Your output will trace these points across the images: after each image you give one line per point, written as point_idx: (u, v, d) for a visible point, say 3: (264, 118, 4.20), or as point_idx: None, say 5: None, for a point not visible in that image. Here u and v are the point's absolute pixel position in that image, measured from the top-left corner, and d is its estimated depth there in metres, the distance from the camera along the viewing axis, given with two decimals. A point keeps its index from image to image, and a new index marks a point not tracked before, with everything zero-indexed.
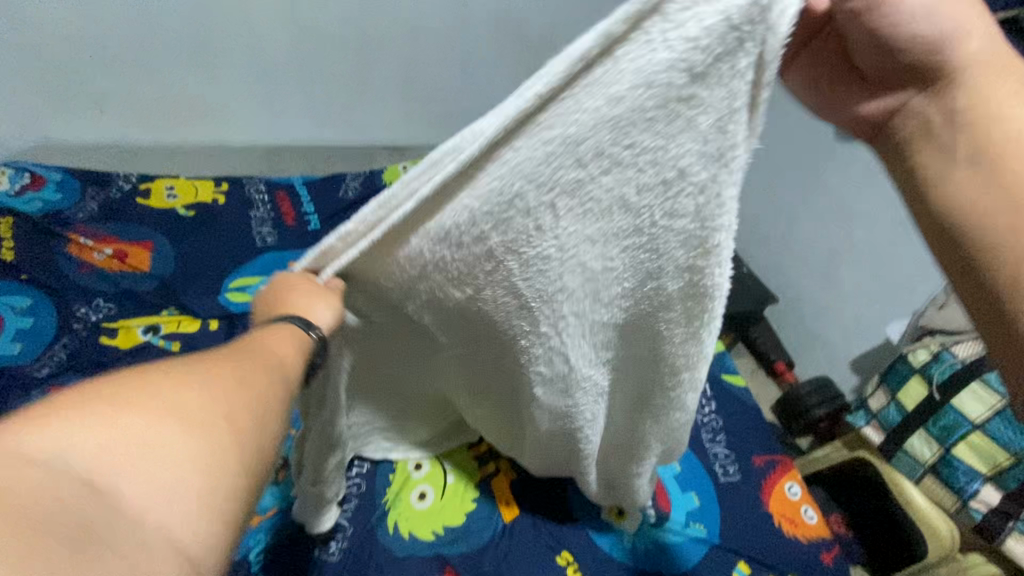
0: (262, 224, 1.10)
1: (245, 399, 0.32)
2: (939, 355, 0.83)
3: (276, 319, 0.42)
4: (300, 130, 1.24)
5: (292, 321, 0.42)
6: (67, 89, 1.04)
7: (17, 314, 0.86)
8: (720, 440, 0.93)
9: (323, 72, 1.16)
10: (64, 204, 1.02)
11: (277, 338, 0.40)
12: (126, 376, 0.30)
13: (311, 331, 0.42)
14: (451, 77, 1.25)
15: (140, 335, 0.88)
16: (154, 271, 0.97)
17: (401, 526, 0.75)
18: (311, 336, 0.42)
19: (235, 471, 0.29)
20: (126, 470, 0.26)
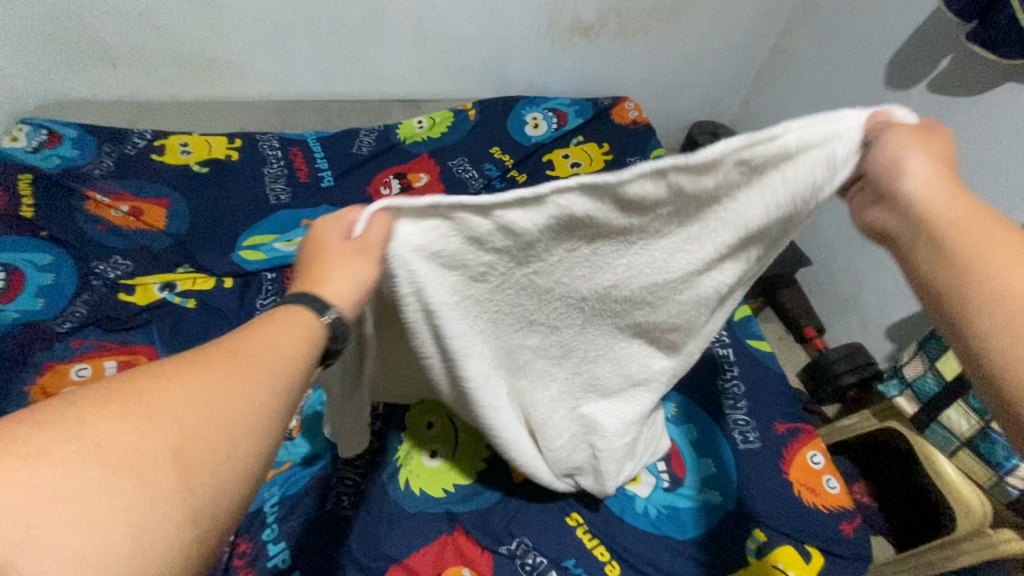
0: (276, 180, 1.08)
1: (194, 429, 0.30)
2: None
3: (287, 305, 0.38)
4: (312, 81, 1.20)
5: (301, 306, 0.38)
6: (76, 42, 1.02)
7: (38, 270, 0.88)
8: (741, 407, 0.89)
9: (332, 20, 1.09)
10: (81, 161, 1.02)
11: (277, 334, 0.36)
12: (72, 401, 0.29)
13: (328, 312, 0.38)
14: (467, 24, 1.17)
15: (158, 292, 0.90)
16: (170, 229, 0.97)
17: (412, 483, 0.75)
18: (324, 318, 0.38)
19: (183, 514, 0.28)
20: (47, 521, 0.25)
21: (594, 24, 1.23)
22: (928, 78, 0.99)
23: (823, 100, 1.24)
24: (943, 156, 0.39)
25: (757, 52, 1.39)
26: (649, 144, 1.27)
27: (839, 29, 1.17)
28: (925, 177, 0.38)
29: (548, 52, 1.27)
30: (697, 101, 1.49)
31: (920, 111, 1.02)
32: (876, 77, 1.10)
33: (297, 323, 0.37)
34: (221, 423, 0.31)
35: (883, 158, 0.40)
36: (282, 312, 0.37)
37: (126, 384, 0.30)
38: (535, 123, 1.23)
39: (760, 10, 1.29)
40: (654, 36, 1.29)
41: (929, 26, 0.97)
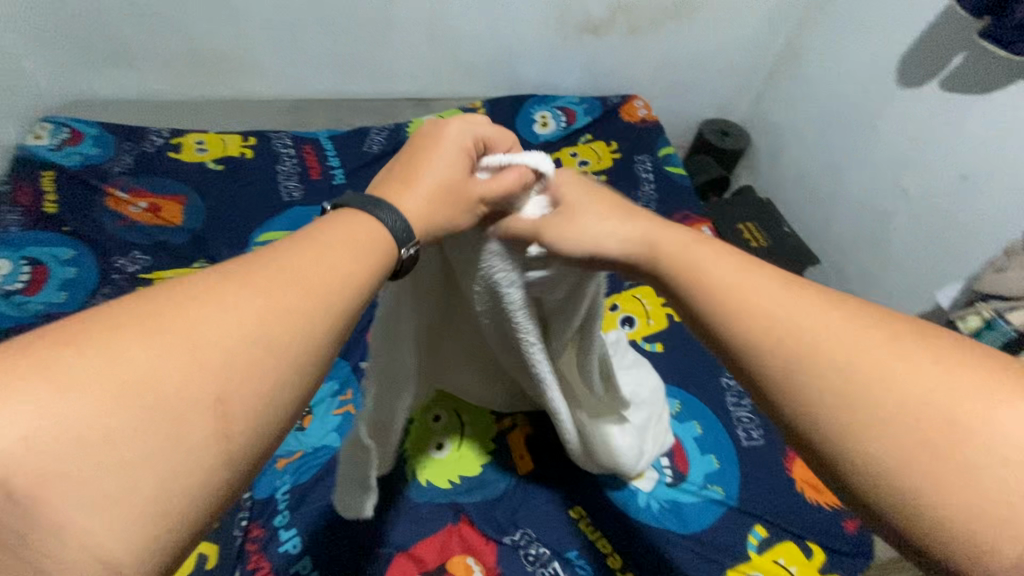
0: (289, 178, 1.10)
1: (225, 373, 0.30)
2: (991, 322, 0.81)
3: (366, 212, 0.42)
4: (324, 81, 1.22)
5: (380, 222, 0.42)
6: (98, 44, 1.05)
7: (61, 263, 0.91)
8: (745, 405, 0.90)
9: (344, 20, 1.11)
10: (102, 159, 1.05)
11: (349, 245, 0.39)
12: (96, 335, 0.28)
13: (407, 244, 0.42)
14: (477, 23, 1.18)
15: (175, 286, 0.92)
16: (186, 224, 1.00)
17: (419, 475, 0.76)
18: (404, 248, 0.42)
19: (217, 460, 0.29)
20: (81, 467, 0.26)
21: (603, 22, 1.24)
22: (940, 75, 0.99)
23: (833, 98, 1.23)
24: (606, 209, 0.50)
25: (768, 50, 1.39)
26: (657, 142, 1.27)
27: (849, 27, 1.17)
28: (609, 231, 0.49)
29: (557, 51, 1.28)
30: (706, 99, 1.49)
31: (931, 109, 1.01)
32: (887, 75, 1.09)
33: (364, 237, 0.40)
34: (255, 365, 0.31)
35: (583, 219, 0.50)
36: (354, 217, 0.41)
37: (161, 318, 0.30)
38: (543, 122, 1.24)
39: (770, 8, 1.29)
40: (663, 34, 1.30)
41: (940, 23, 0.97)
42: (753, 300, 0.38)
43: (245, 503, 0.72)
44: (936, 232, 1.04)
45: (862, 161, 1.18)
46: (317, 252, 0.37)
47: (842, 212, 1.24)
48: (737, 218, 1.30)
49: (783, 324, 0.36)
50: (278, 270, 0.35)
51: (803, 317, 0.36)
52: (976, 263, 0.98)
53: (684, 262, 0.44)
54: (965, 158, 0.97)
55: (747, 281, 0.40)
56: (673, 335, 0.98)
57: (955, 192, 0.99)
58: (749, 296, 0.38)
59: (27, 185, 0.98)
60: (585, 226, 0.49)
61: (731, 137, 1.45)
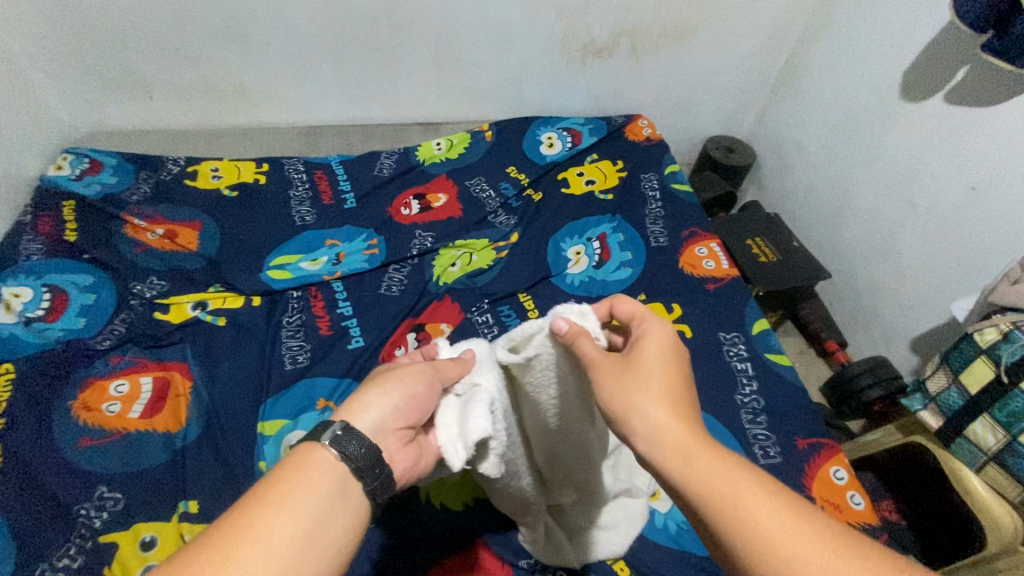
0: (301, 203, 1.12)
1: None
2: (1009, 334, 0.73)
3: (320, 446, 0.46)
4: (335, 107, 1.25)
5: (333, 454, 0.45)
6: (119, 75, 1.09)
7: (80, 291, 0.92)
8: (761, 421, 0.89)
9: (353, 48, 1.14)
10: (121, 188, 1.07)
11: (306, 489, 0.43)
12: (211, 555, 0.38)
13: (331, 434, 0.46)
14: (483, 48, 1.21)
15: (190, 310, 0.94)
16: (201, 250, 1.02)
17: (433, 497, 0.76)
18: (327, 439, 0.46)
19: None
20: None
21: (606, 45, 1.26)
22: (943, 90, 0.99)
23: (837, 113, 1.24)
24: (658, 387, 0.48)
25: (770, 68, 1.40)
26: (662, 160, 1.26)
27: (850, 44, 1.18)
28: (658, 414, 0.47)
29: (562, 73, 1.30)
30: (711, 116, 1.50)
31: (935, 122, 1.02)
32: (890, 89, 1.10)
33: (329, 482, 0.44)
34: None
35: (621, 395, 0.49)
36: (312, 458, 0.45)
37: (232, 539, 0.39)
38: (550, 143, 1.26)
39: (772, 25, 1.31)
40: (666, 54, 1.32)
41: (941, 38, 0.98)
42: (745, 512, 0.40)
43: None
44: (948, 245, 1.02)
45: (868, 174, 1.17)
46: (301, 493, 0.43)
47: (850, 225, 1.24)
48: (744, 234, 1.26)
49: (774, 533, 0.39)
50: (275, 501, 0.41)
51: (761, 509, 0.40)
52: (991, 276, 0.96)
53: (698, 458, 0.44)
54: (972, 171, 0.96)
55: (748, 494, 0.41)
56: (685, 353, 0.97)
57: (965, 204, 0.98)
58: (744, 488, 0.41)
59: (47, 214, 1.00)
60: (642, 410, 0.47)
61: (736, 153, 1.45)
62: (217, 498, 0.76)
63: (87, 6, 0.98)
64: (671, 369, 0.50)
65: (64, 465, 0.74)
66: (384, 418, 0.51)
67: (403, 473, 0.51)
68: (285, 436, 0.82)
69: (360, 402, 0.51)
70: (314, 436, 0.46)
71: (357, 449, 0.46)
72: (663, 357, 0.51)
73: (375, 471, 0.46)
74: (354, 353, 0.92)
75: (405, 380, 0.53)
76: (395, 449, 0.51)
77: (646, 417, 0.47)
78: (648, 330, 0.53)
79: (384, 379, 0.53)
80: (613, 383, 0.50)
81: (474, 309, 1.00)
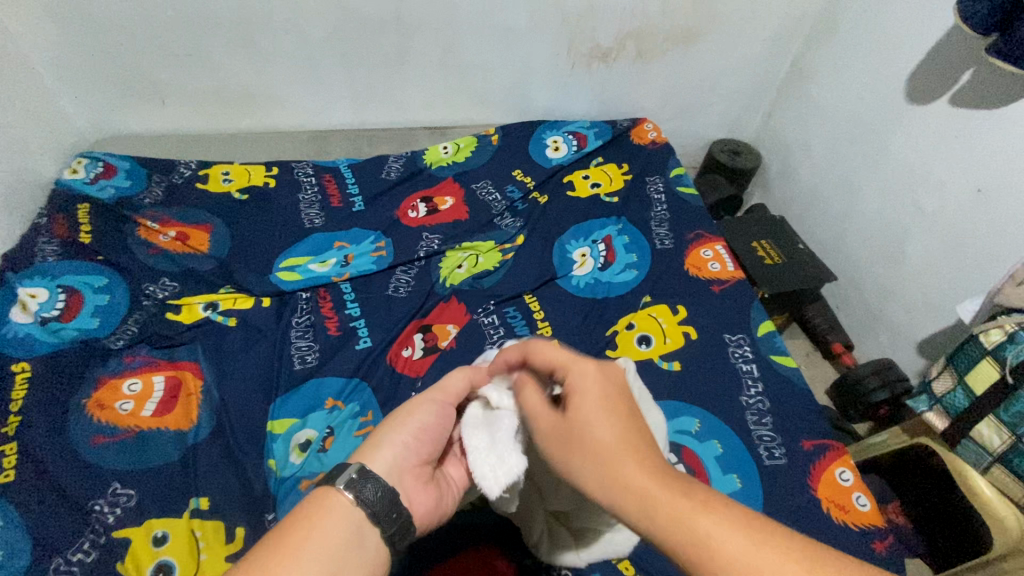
0: (311, 205, 1.14)
1: None
2: (1014, 335, 0.73)
3: (336, 492, 0.48)
4: (343, 111, 1.27)
5: (348, 499, 0.47)
6: (132, 80, 1.12)
7: (94, 291, 0.94)
8: (766, 423, 0.89)
9: (361, 53, 1.16)
10: (134, 191, 1.09)
11: (321, 537, 0.45)
12: None
13: (347, 481, 0.48)
14: (490, 53, 1.22)
15: (201, 311, 0.95)
16: (212, 252, 1.04)
17: None
18: (343, 485, 0.48)
19: None
20: None
21: (612, 49, 1.28)
22: (949, 93, 0.99)
23: (843, 116, 1.24)
24: (596, 453, 0.47)
25: (775, 72, 1.41)
26: (667, 163, 1.27)
27: (855, 47, 1.19)
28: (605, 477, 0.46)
29: (568, 77, 1.31)
30: (716, 119, 1.50)
31: (941, 124, 1.02)
32: (896, 92, 1.10)
33: (342, 529, 0.46)
34: None
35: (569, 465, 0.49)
36: (328, 505, 0.47)
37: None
38: (556, 146, 1.27)
39: (777, 29, 1.31)
40: (671, 58, 1.33)
41: (947, 41, 0.98)
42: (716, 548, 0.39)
43: (268, 524, 0.75)
44: (954, 247, 1.02)
45: (874, 176, 1.17)
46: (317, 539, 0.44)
47: (856, 228, 1.24)
48: (749, 236, 1.26)
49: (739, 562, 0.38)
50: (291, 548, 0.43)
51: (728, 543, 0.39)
52: (998, 278, 0.96)
53: (650, 507, 0.43)
54: (979, 173, 0.96)
55: (713, 529, 0.40)
56: (690, 354, 0.97)
57: (972, 207, 0.98)
58: (704, 531, 0.40)
59: (62, 216, 1.01)
60: (584, 473, 0.47)
61: (741, 156, 1.46)
62: (226, 496, 0.77)
63: (103, 12, 1.01)
64: (607, 423, 0.49)
65: (78, 462, 0.76)
66: (398, 457, 0.54)
67: (422, 513, 0.54)
68: (295, 436, 0.84)
69: (374, 441, 0.54)
70: (330, 482, 0.48)
71: (375, 493, 0.48)
72: (599, 408, 0.49)
73: (392, 515, 0.48)
74: (362, 353, 0.93)
75: (417, 415, 0.57)
76: (414, 490, 0.54)
77: (589, 480, 0.47)
78: (574, 381, 0.52)
79: (398, 418, 0.56)
80: (557, 453, 0.50)
81: (480, 310, 1.01)
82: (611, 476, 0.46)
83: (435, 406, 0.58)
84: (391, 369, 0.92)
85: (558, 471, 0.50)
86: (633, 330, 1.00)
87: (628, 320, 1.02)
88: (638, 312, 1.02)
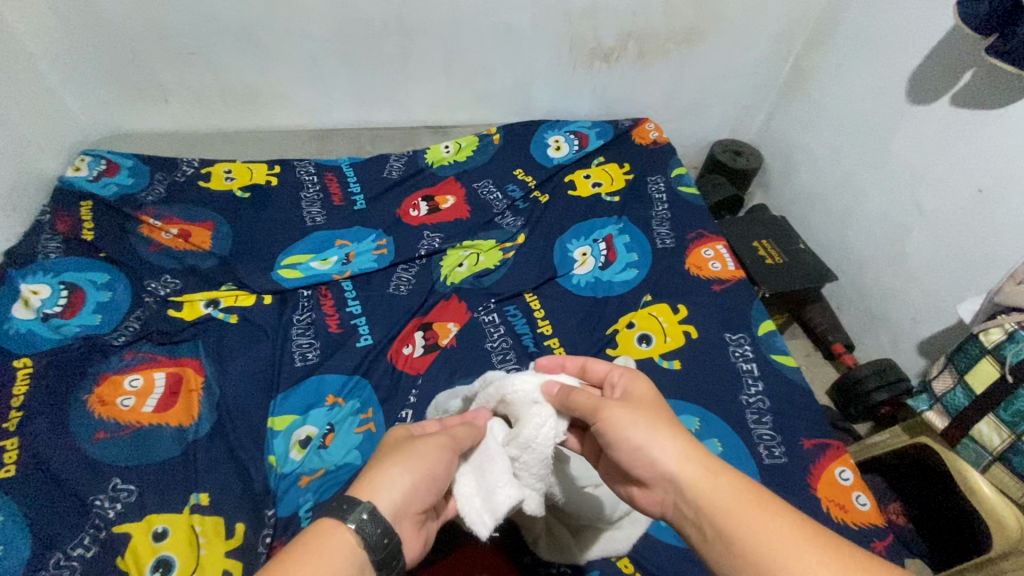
0: (312, 204, 1.14)
1: None
2: (1014, 334, 0.72)
3: (342, 527, 0.47)
4: (345, 110, 1.27)
5: (353, 537, 0.47)
6: (136, 79, 1.12)
7: (96, 288, 0.95)
8: (766, 422, 0.89)
9: (363, 52, 1.16)
10: (137, 188, 1.09)
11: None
12: None
13: (354, 517, 0.47)
14: (491, 53, 1.22)
15: (203, 308, 0.96)
16: (214, 250, 1.04)
17: None
18: (349, 522, 0.47)
19: None
20: None
21: (614, 49, 1.28)
22: (950, 93, 0.99)
23: (843, 117, 1.24)
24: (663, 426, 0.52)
25: (776, 73, 1.41)
26: (669, 163, 1.27)
27: (855, 48, 1.19)
28: (671, 452, 0.50)
29: (569, 78, 1.32)
30: (718, 119, 1.51)
31: (941, 125, 1.02)
32: (897, 92, 1.11)
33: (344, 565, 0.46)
34: None
35: (632, 443, 0.51)
36: (331, 539, 0.46)
37: None
38: (557, 146, 1.27)
39: (779, 30, 1.32)
40: (673, 58, 1.33)
41: (948, 41, 0.98)
42: (770, 532, 0.44)
43: (268, 520, 0.75)
44: (955, 246, 1.02)
45: (875, 177, 1.18)
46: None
47: (856, 229, 1.24)
48: (750, 236, 1.26)
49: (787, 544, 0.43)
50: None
51: (776, 527, 0.44)
52: (998, 277, 0.96)
53: (712, 487, 0.47)
54: (979, 173, 0.96)
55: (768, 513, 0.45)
56: (690, 353, 0.97)
57: (972, 207, 0.98)
58: (763, 515, 0.44)
59: (65, 213, 1.02)
60: (647, 446, 0.51)
61: (743, 157, 1.46)
62: (227, 492, 0.77)
63: (108, 11, 1.01)
64: (665, 412, 0.54)
65: (79, 458, 0.76)
66: (404, 503, 0.51)
67: (414, 557, 0.53)
68: (295, 431, 0.84)
69: (381, 479, 0.51)
70: (335, 516, 0.47)
71: (380, 539, 0.47)
72: (655, 402, 0.55)
73: (390, 562, 0.48)
74: (363, 351, 0.93)
75: (428, 462, 0.54)
76: (412, 535, 0.52)
77: (654, 449, 0.50)
78: (626, 379, 0.58)
79: (410, 458, 0.54)
80: (617, 427, 0.53)
81: (481, 309, 1.01)
82: (678, 453, 0.50)
83: (446, 454, 0.56)
84: (392, 366, 0.92)
85: (613, 447, 0.53)
86: (633, 329, 1.00)
87: (629, 318, 1.02)
88: (639, 311, 1.02)
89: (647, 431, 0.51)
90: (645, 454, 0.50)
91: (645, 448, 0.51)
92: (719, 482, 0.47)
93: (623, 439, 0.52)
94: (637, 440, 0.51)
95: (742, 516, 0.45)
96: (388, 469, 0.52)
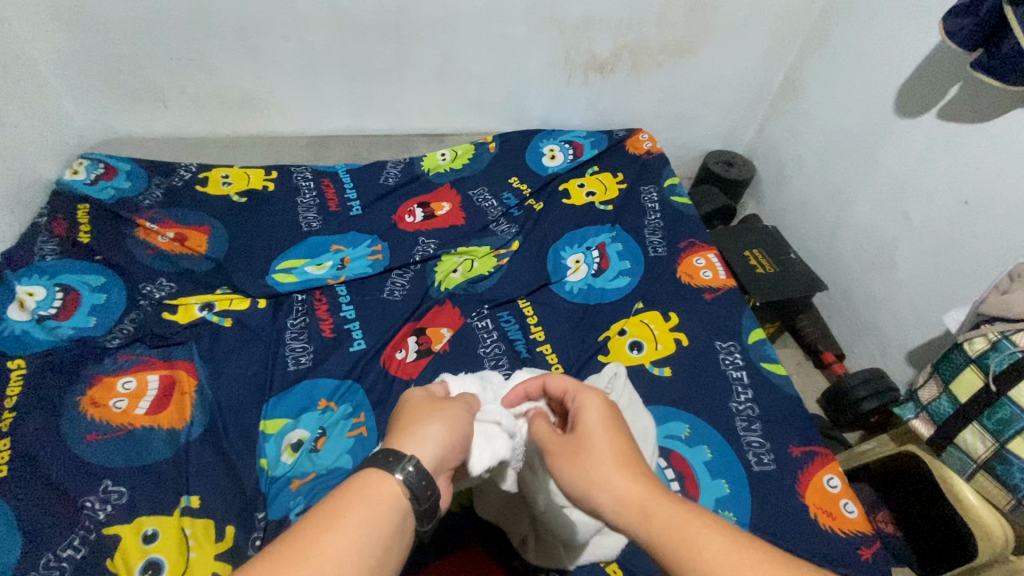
0: (308, 209, 1.15)
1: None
2: (997, 344, 0.74)
3: (388, 476, 0.46)
4: (342, 117, 1.29)
5: (400, 485, 0.45)
6: (135, 84, 1.13)
7: (91, 290, 0.95)
8: (755, 429, 0.90)
9: (361, 60, 1.18)
10: (133, 192, 1.10)
11: (370, 522, 0.43)
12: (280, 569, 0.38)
13: (401, 467, 0.46)
14: (488, 62, 1.24)
15: (197, 311, 0.96)
16: (209, 254, 1.05)
17: None
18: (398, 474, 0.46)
19: None
20: None
21: (608, 60, 1.30)
22: (937, 106, 1.01)
23: (833, 129, 1.26)
24: (609, 464, 0.50)
25: (769, 85, 1.43)
26: (662, 172, 1.29)
27: (844, 62, 1.22)
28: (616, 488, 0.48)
29: (564, 88, 1.34)
30: (711, 130, 1.53)
31: (928, 137, 1.04)
32: (885, 105, 1.13)
33: (391, 515, 0.44)
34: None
35: (578, 482, 0.50)
36: (379, 487, 0.45)
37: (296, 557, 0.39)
38: (552, 155, 1.29)
39: (770, 43, 1.34)
40: (667, 70, 1.35)
41: (934, 55, 1.00)
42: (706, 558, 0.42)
43: (258, 523, 0.75)
44: (942, 256, 1.04)
45: (864, 188, 1.19)
46: (363, 523, 0.42)
47: (847, 238, 1.26)
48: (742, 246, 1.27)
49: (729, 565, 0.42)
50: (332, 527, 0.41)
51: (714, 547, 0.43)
52: (985, 287, 0.97)
53: (653, 514, 0.46)
54: (965, 185, 0.98)
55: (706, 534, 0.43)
56: (680, 361, 0.98)
57: (958, 217, 1.00)
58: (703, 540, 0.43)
59: (62, 216, 1.02)
60: (593, 485, 0.49)
61: (735, 167, 1.48)
62: (218, 495, 0.77)
63: (109, 17, 1.03)
64: (613, 438, 0.52)
65: (71, 459, 0.76)
66: (441, 458, 0.51)
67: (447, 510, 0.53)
68: (286, 436, 0.85)
69: (417, 434, 0.51)
70: (383, 464, 0.46)
71: (424, 490, 0.46)
72: (604, 427, 0.53)
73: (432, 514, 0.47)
74: (357, 355, 0.94)
75: (458, 421, 0.55)
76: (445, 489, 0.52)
77: (599, 486, 0.49)
78: (582, 401, 0.56)
79: (443, 415, 0.54)
80: (568, 468, 0.52)
81: (474, 314, 1.02)
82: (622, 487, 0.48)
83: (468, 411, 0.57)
84: (384, 371, 0.93)
85: (568, 489, 0.52)
86: (624, 336, 1.01)
87: (620, 326, 1.03)
88: (630, 318, 1.03)
89: (593, 469, 0.50)
90: (589, 493, 0.49)
91: (592, 494, 0.49)
92: (656, 514, 0.46)
93: (572, 480, 0.51)
94: (585, 480, 0.50)
95: (680, 551, 0.43)
96: (424, 422, 0.52)
